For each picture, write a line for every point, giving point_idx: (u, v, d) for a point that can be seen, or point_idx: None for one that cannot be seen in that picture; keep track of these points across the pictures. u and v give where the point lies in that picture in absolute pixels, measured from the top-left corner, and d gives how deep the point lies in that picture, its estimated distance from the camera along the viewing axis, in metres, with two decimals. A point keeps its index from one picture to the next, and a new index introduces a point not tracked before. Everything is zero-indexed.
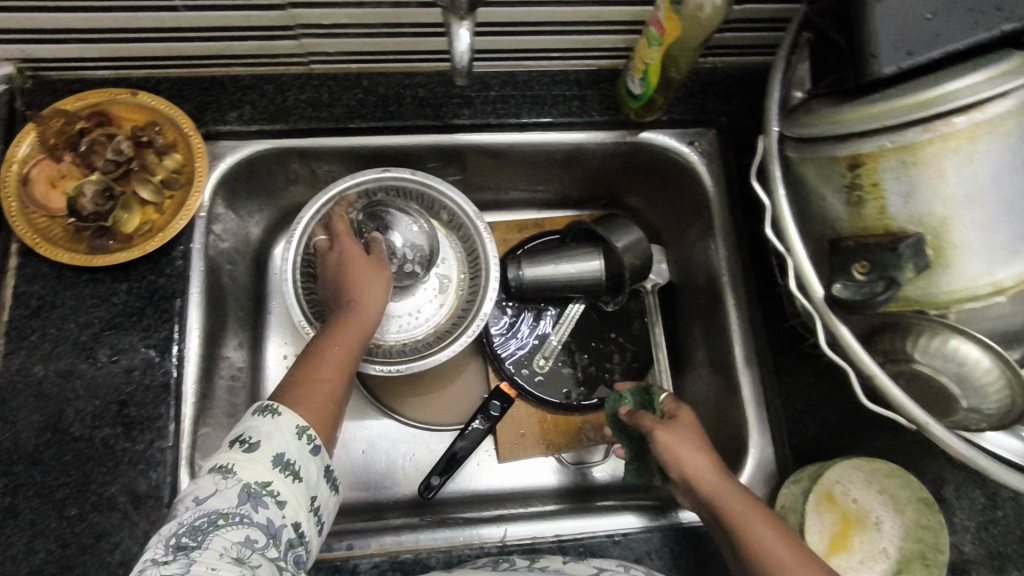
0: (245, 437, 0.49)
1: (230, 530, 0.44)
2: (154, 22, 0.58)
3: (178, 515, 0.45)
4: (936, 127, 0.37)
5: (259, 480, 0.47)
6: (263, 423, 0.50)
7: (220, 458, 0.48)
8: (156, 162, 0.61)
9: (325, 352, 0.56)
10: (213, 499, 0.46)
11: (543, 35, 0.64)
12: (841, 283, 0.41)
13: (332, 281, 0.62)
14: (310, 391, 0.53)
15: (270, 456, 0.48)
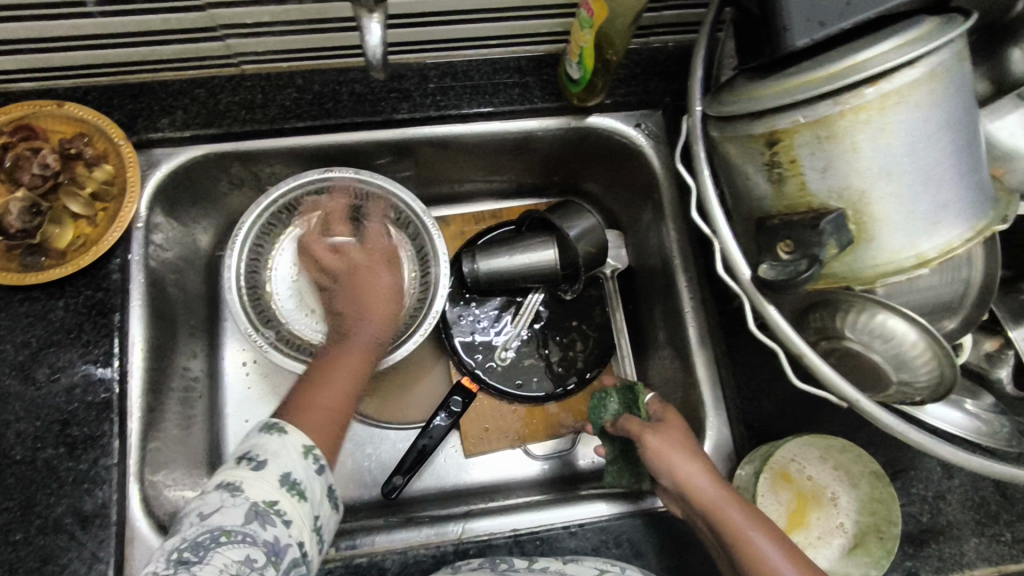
0: (252, 455, 0.49)
1: (234, 545, 0.44)
2: (71, 29, 0.57)
3: (183, 530, 0.45)
4: (846, 100, 0.36)
5: (266, 499, 0.47)
6: (270, 441, 0.51)
7: (226, 475, 0.48)
8: (85, 175, 0.59)
9: (333, 377, 0.57)
10: (217, 516, 0.45)
11: (475, 23, 0.63)
12: (767, 264, 0.41)
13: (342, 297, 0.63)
14: (318, 415, 0.54)
15: (277, 475, 0.48)
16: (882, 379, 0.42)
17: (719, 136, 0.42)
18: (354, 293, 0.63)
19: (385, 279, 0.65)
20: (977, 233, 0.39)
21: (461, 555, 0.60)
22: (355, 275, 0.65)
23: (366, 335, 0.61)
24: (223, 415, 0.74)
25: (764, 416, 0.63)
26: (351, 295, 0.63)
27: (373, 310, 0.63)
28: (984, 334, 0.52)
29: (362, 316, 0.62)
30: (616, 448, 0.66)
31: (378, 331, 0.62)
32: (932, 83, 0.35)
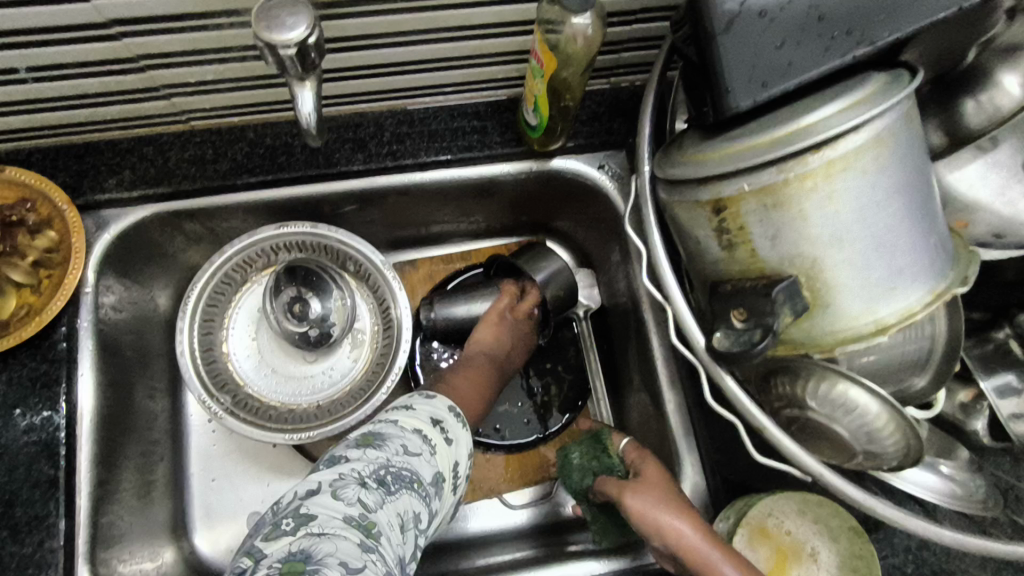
0: (444, 428, 0.53)
1: (415, 496, 0.46)
2: (7, 95, 0.55)
3: (386, 451, 0.47)
4: (789, 168, 0.34)
5: (443, 472, 0.50)
6: (455, 426, 0.54)
7: (420, 424, 0.52)
8: (27, 243, 0.58)
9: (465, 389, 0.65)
10: (415, 460, 0.48)
11: (428, 73, 0.61)
12: (722, 332, 0.38)
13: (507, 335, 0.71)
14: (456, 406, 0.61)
15: (451, 459, 0.52)
16: (848, 449, 0.40)
17: (667, 199, 0.41)
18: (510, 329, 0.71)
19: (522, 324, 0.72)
20: (937, 296, 0.37)
21: None
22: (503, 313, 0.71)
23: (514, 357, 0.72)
24: (186, 477, 0.72)
25: (740, 466, 0.60)
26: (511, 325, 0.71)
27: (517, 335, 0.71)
28: (959, 383, 0.52)
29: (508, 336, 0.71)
30: (593, 507, 0.65)
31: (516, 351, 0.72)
32: (878, 148, 0.34)
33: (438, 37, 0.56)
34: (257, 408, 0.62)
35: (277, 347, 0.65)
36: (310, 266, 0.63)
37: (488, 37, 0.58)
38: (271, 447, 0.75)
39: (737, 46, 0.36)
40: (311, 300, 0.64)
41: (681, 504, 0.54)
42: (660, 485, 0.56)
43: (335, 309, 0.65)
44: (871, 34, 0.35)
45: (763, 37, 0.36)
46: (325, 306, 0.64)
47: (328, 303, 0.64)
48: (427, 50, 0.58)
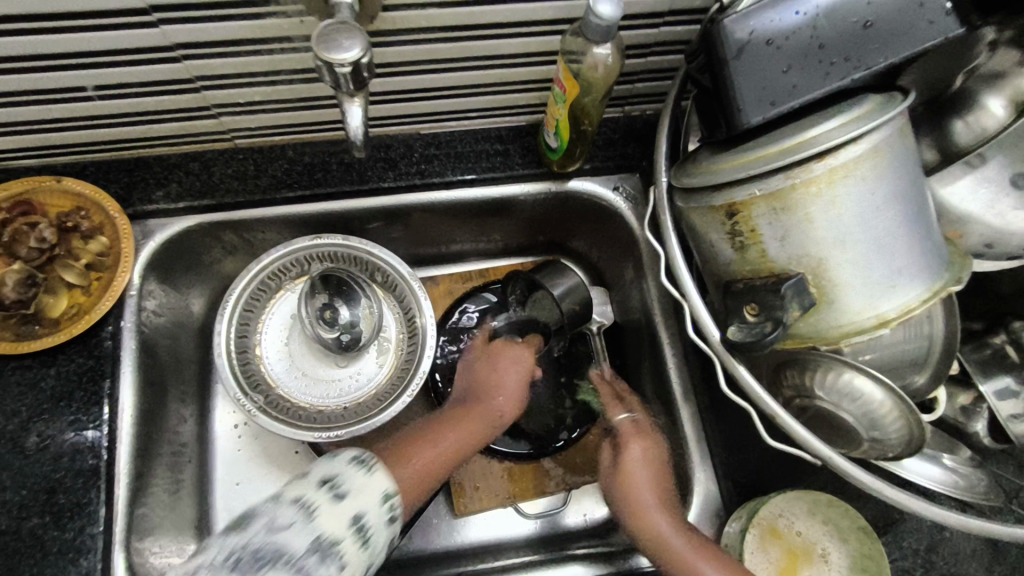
0: (335, 484, 0.51)
1: (283, 570, 0.45)
2: (71, 112, 0.60)
3: (248, 533, 0.47)
4: (796, 174, 0.38)
5: (333, 535, 0.48)
6: (355, 475, 0.52)
7: (305, 490, 0.50)
8: (81, 247, 0.61)
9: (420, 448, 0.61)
10: (285, 533, 0.47)
11: (458, 99, 0.66)
12: (735, 325, 0.42)
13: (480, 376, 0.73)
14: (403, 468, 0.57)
15: (348, 514, 0.49)
16: (855, 437, 0.43)
17: (684, 207, 0.45)
18: (495, 365, 0.73)
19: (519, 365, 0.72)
20: (933, 293, 0.41)
21: None
22: (497, 352, 0.74)
23: (501, 402, 0.70)
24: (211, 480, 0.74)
25: (751, 470, 0.63)
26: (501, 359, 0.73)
27: (511, 381, 0.71)
28: (958, 387, 0.55)
29: (497, 380, 0.72)
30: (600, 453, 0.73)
31: (511, 398, 0.70)
32: (875, 158, 0.38)
33: (469, 66, 0.61)
34: (287, 409, 0.65)
35: (306, 353, 0.68)
36: (342, 275, 0.67)
37: (514, 66, 0.62)
38: (292, 452, 0.77)
39: (746, 70, 0.41)
40: (340, 307, 0.67)
41: (660, 494, 0.60)
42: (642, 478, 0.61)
43: (363, 316, 0.68)
44: (867, 61, 0.40)
45: (770, 62, 0.40)
46: (353, 313, 0.68)
47: (356, 311, 0.68)
48: (458, 76, 0.62)
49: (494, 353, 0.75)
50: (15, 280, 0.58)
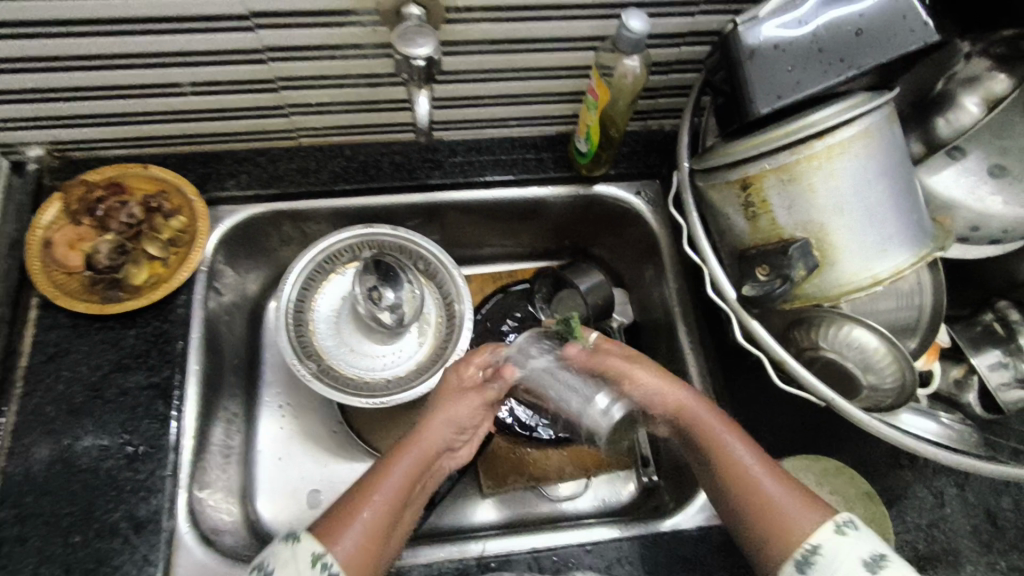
0: (264, 566, 0.54)
1: None
2: (164, 105, 0.67)
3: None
4: (799, 150, 0.46)
5: None
6: (283, 550, 0.54)
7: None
8: (163, 223, 0.69)
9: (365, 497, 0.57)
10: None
11: (500, 108, 0.74)
12: (749, 284, 0.49)
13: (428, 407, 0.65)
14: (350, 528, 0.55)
15: None
16: (857, 386, 0.49)
17: (703, 185, 0.52)
18: (447, 402, 0.63)
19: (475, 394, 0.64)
20: (921, 258, 0.47)
21: (483, 568, 0.63)
22: (443, 396, 0.64)
23: (446, 434, 0.63)
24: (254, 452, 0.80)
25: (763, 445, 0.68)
26: (449, 398, 0.64)
27: (460, 411, 0.63)
28: (952, 362, 0.60)
29: (438, 418, 0.63)
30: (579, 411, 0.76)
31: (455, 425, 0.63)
32: (867, 138, 0.45)
33: (513, 77, 0.69)
34: (336, 378, 0.71)
35: (354, 330, 0.75)
36: (390, 260, 0.74)
37: (551, 79, 0.70)
38: (330, 432, 0.83)
39: (757, 68, 0.48)
40: (385, 290, 0.74)
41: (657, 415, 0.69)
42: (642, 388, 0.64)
43: (405, 298, 0.74)
44: (859, 62, 0.48)
45: (778, 61, 0.48)
46: (398, 295, 0.75)
47: (400, 292, 0.74)
48: (504, 86, 0.70)
49: (441, 394, 0.65)
50: (109, 248, 0.66)
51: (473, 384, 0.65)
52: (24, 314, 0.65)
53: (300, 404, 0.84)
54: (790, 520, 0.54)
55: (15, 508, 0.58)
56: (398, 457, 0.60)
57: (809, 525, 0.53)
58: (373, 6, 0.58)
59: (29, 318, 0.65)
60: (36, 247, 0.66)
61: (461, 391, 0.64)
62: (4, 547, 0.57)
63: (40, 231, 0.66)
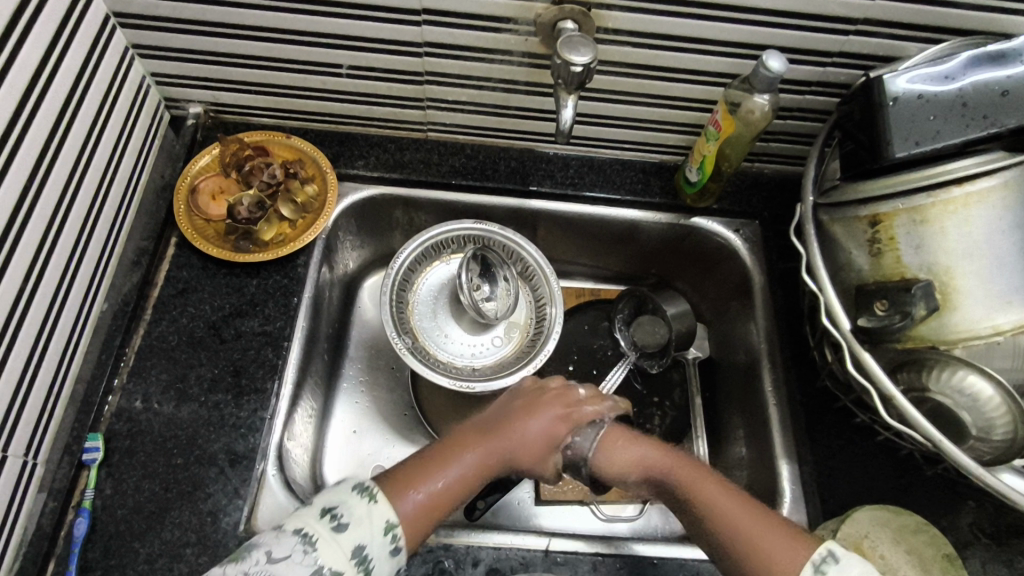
0: (337, 514, 0.50)
1: None
2: (319, 83, 0.74)
3: (249, 562, 0.48)
4: (937, 194, 0.48)
5: (334, 568, 0.48)
6: (358, 504, 0.51)
7: (309, 523, 0.50)
8: (300, 188, 0.74)
9: (439, 467, 0.56)
10: (284, 565, 0.47)
11: (619, 130, 0.78)
12: (865, 317, 0.51)
13: (531, 412, 0.62)
14: (412, 495, 0.54)
15: (350, 546, 0.49)
16: (964, 433, 0.50)
17: (827, 219, 0.55)
18: (525, 408, 0.62)
19: (565, 421, 0.63)
20: None
21: (550, 563, 0.63)
22: (519, 408, 0.63)
23: (511, 443, 0.60)
24: (330, 420, 0.82)
25: (841, 495, 0.67)
26: (530, 405, 0.63)
27: (533, 424, 0.61)
28: None
29: (519, 420, 0.61)
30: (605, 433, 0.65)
31: (529, 443, 0.61)
32: (1005, 191, 0.47)
33: (641, 102, 0.73)
34: (425, 356, 0.74)
35: (446, 318, 0.79)
36: (491, 257, 0.78)
37: (675, 109, 0.74)
38: (401, 414, 0.85)
39: (900, 114, 0.51)
40: (484, 284, 0.78)
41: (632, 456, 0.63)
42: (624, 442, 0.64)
43: (500, 294, 0.79)
44: (1002, 120, 0.49)
45: (920, 110, 0.50)
46: (495, 292, 0.79)
47: (495, 288, 0.79)
48: (628, 109, 0.75)
49: (523, 404, 0.63)
50: (250, 202, 0.71)
51: (564, 404, 0.63)
52: (162, 250, 0.71)
53: (378, 382, 0.86)
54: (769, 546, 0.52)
55: (128, 422, 0.62)
56: (462, 444, 0.59)
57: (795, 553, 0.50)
58: (532, 16, 0.63)
59: (166, 254, 0.71)
60: (185, 192, 0.73)
61: (545, 401, 0.63)
62: (114, 456, 0.61)
63: (192, 178, 0.73)
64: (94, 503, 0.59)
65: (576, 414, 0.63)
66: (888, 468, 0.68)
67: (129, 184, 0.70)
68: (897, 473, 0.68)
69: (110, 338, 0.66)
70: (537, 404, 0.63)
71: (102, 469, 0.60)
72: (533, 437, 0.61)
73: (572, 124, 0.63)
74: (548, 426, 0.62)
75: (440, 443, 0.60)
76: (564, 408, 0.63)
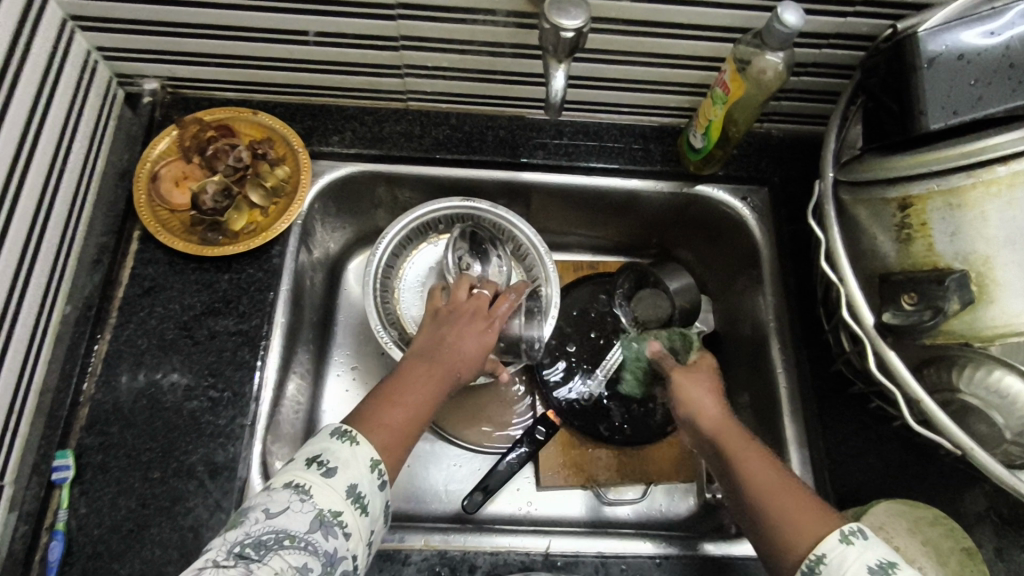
0: (324, 461, 0.53)
1: (290, 551, 0.47)
2: (285, 53, 0.67)
3: (248, 523, 0.48)
4: (978, 174, 0.42)
5: (332, 509, 0.51)
6: (342, 449, 0.55)
7: (299, 475, 0.52)
8: (269, 171, 0.68)
9: (394, 403, 0.59)
10: (284, 517, 0.49)
11: (617, 92, 0.71)
12: (891, 311, 0.46)
13: (448, 330, 0.65)
14: (380, 432, 0.57)
15: (343, 486, 0.52)
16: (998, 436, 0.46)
17: (850, 200, 0.49)
18: (453, 332, 0.65)
19: (489, 324, 0.66)
20: None
21: (549, 566, 0.61)
22: (448, 330, 0.65)
23: (454, 368, 0.63)
24: (320, 414, 0.79)
25: (854, 480, 0.64)
26: (457, 327, 0.66)
27: (465, 346, 0.64)
28: None
29: (450, 345, 0.64)
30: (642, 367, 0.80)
31: (466, 360, 0.64)
32: None
33: (641, 61, 0.66)
34: None
35: None
36: (481, 235, 0.74)
37: (678, 67, 0.67)
38: None
39: (935, 78, 0.45)
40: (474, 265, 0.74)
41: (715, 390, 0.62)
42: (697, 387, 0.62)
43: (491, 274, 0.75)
44: None
45: (960, 74, 0.44)
46: (485, 272, 0.74)
47: (487, 267, 0.75)
48: (627, 69, 0.67)
49: (447, 327, 0.66)
50: (215, 190, 0.65)
51: (483, 309, 0.67)
52: (124, 245, 0.66)
53: (368, 369, 0.82)
54: (794, 519, 0.50)
55: (99, 436, 0.59)
56: (404, 381, 0.61)
57: (820, 524, 0.49)
58: None
59: (128, 250, 0.66)
60: (145, 179, 0.67)
61: (468, 320, 0.66)
62: (87, 472, 0.57)
63: (150, 164, 0.67)
64: (69, 523, 0.56)
65: (497, 321, 0.67)
66: (904, 451, 0.65)
67: (82, 174, 0.64)
68: (913, 458, 0.64)
69: (73, 345, 0.61)
70: (455, 321, 0.66)
71: (75, 487, 0.57)
72: (466, 351, 0.64)
73: (564, 94, 0.56)
74: (472, 332, 0.65)
75: (389, 380, 0.62)
76: (486, 323, 0.67)
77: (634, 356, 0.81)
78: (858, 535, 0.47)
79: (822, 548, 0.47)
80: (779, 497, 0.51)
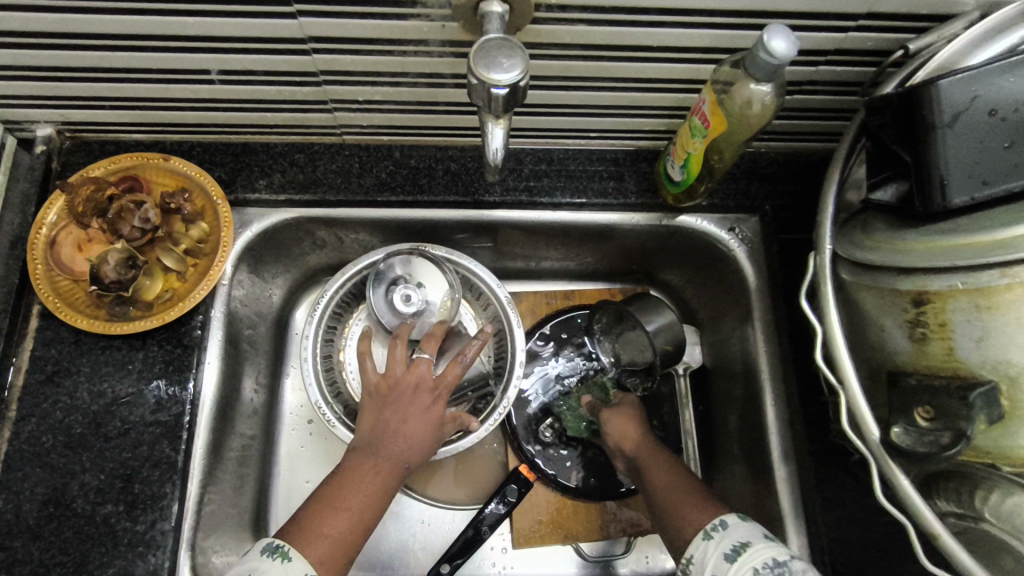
0: None
1: None
2: (189, 92, 0.57)
3: None
4: (1014, 273, 0.34)
5: None
6: (272, 568, 0.49)
7: None
8: (182, 232, 0.60)
9: (333, 507, 0.52)
10: None
11: (582, 118, 0.61)
12: (900, 427, 0.38)
13: (392, 407, 0.57)
14: (317, 544, 0.51)
15: None
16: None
17: (853, 281, 0.42)
18: (396, 409, 0.56)
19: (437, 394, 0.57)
20: None
21: None
22: (390, 408, 0.56)
23: (398, 453, 0.55)
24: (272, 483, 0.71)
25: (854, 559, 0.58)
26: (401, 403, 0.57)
27: (411, 427, 0.56)
28: None
29: (394, 428, 0.56)
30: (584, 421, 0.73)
31: (412, 442, 0.56)
32: None
33: (606, 86, 0.57)
34: None
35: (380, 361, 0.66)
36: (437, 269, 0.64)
37: (651, 90, 0.57)
38: None
39: (961, 142, 0.37)
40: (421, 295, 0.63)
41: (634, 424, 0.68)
42: (619, 421, 0.68)
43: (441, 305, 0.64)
44: None
45: (991, 135, 0.37)
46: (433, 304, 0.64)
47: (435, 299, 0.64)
48: (590, 95, 0.58)
49: (390, 403, 0.57)
50: (117, 260, 0.56)
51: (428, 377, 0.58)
52: (23, 325, 0.58)
53: None
54: (677, 515, 0.57)
55: (1, 553, 0.52)
56: (345, 478, 0.54)
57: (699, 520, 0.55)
58: None
59: (28, 330, 0.58)
60: (40, 246, 0.58)
61: (413, 393, 0.57)
62: None
63: (43, 229, 0.58)
64: None
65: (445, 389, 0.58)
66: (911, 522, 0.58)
67: None
68: None
69: None
70: (401, 396, 0.57)
71: None
72: (413, 433, 0.56)
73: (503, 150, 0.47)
74: (420, 409, 0.56)
75: (330, 476, 0.55)
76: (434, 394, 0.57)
77: (570, 408, 0.74)
78: (719, 528, 0.53)
79: (689, 550, 0.54)
80: (675, 500, 0.58)
